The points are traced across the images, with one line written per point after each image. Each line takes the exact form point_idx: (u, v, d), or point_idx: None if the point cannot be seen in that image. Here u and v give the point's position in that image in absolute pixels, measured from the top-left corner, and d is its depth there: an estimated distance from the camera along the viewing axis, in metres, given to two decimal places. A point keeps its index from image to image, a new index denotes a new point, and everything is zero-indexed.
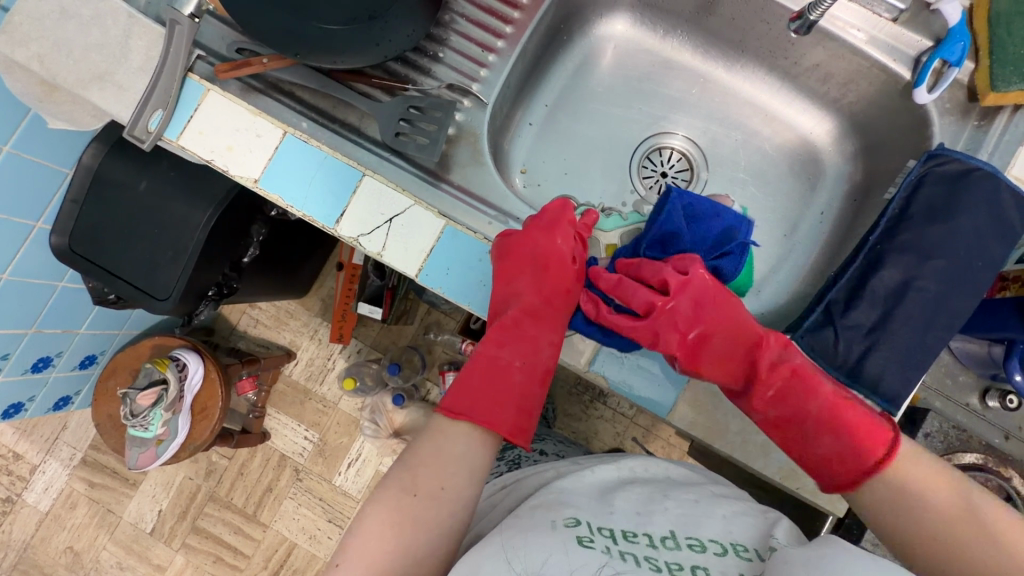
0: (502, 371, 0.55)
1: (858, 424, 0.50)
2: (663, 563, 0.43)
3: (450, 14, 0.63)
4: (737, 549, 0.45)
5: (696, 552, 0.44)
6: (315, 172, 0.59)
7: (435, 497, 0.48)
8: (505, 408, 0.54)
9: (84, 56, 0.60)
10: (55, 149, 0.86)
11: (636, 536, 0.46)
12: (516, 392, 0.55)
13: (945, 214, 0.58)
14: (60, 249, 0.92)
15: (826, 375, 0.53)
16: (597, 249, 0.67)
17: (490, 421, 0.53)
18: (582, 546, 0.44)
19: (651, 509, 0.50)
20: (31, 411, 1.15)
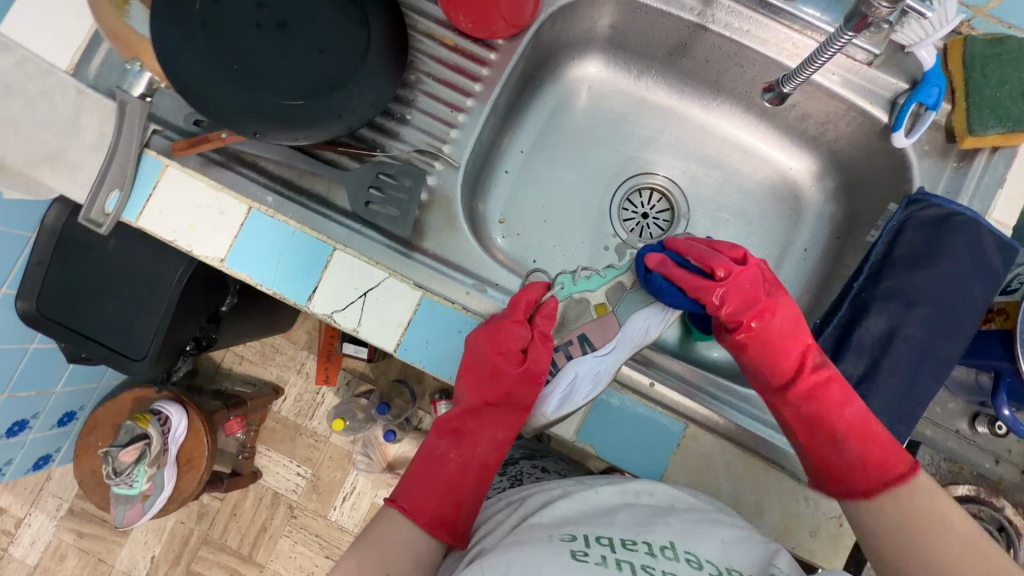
0: (438, 462, 0.57)
1: (859, 456, 0.50)
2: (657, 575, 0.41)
3: (416, 74, 0.61)
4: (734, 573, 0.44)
5: (692, 567, 0.43)
6: (283, 249, 0.57)
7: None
8: (439, 503, 0.54)
9: (33, 135, 0.56)
10: (16, 214, 0.83)
11: (636, 544, 0.45)
12: (455, 490, 0.55)
13: (928, 259, 0.57)
14: (27, 314, 0.88)
15: (809, 409, 0.53)
16: (587, 312, 0.63)
17: (414, 508, 0.54)
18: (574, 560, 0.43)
19: (652, 521, 0.48)
20: (10, 474, 1.11)
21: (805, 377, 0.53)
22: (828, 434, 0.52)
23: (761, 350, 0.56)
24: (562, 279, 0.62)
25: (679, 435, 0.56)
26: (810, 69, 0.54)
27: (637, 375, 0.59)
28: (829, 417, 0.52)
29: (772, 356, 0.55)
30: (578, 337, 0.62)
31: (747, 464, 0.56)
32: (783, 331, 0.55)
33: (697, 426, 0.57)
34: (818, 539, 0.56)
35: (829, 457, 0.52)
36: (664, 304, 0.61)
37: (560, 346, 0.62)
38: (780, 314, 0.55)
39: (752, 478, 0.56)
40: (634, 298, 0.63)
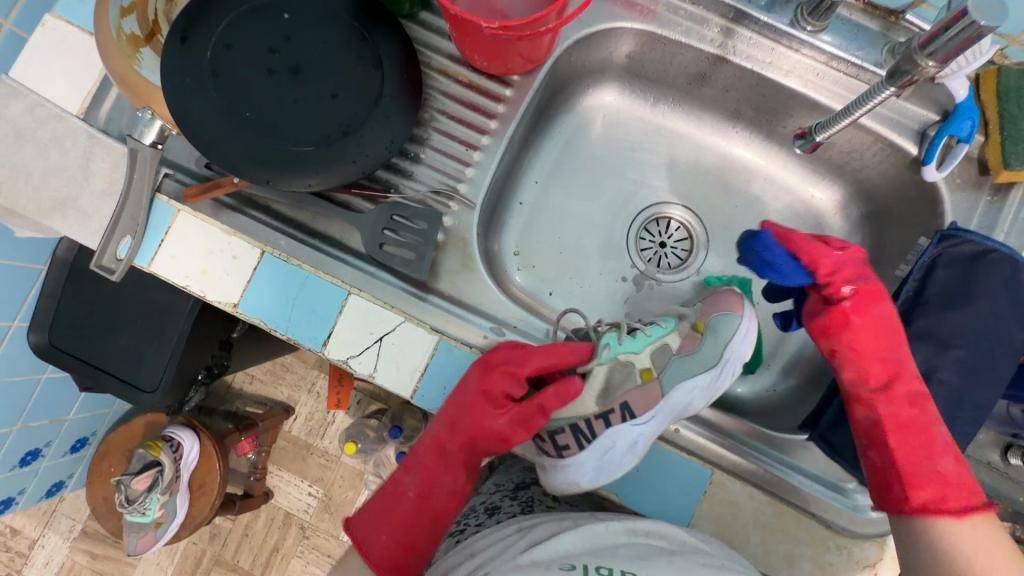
0: (398, 497, 0.56)
1: (948, 472, 0.51)
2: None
3: (429, 112, 0.60)
4: None
5: None
6: (296, 293, 0.56)
7: None
8: (392, 541, 0.53)
9: (44, 182, 0.56)
10: (27, 248, 0.83)
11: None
12: (410, 532, 0.54)
13: (963, 299, 0.55)
14: (39, 347, 0.88)
15: (911, 413, 0.53)
16: (632, 375, 0.60)
17: (366, 541, 0.53)
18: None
19: (656, 555, 0.46)
20: (23, 503, 1.11)
21: (901, 385, 0.54)
22: (927, 449, 0.52)
23: (862, 338, 0.56)
24: (609, 339, 0.60)
25: (706, 482, 0.54)
26: (849, 115, 0.53)
27: (662, 422, 0.58)
28: (928, 432, 0.53)
29: (863, 355, 0.56)
30: (621, 406, 0.59)
31: (777, 512, 0.54)
32: (875, 325, 0.56)
33: (725, 472, 0.55)
34: None
35: (913, 470, 0.52)
36: (708, 378, 0.60)
37: (601, 413, 0.59)
38: (874, 313, 0.56)
39: (782, 527, 0.54)
40: (678, 366, 0.61)
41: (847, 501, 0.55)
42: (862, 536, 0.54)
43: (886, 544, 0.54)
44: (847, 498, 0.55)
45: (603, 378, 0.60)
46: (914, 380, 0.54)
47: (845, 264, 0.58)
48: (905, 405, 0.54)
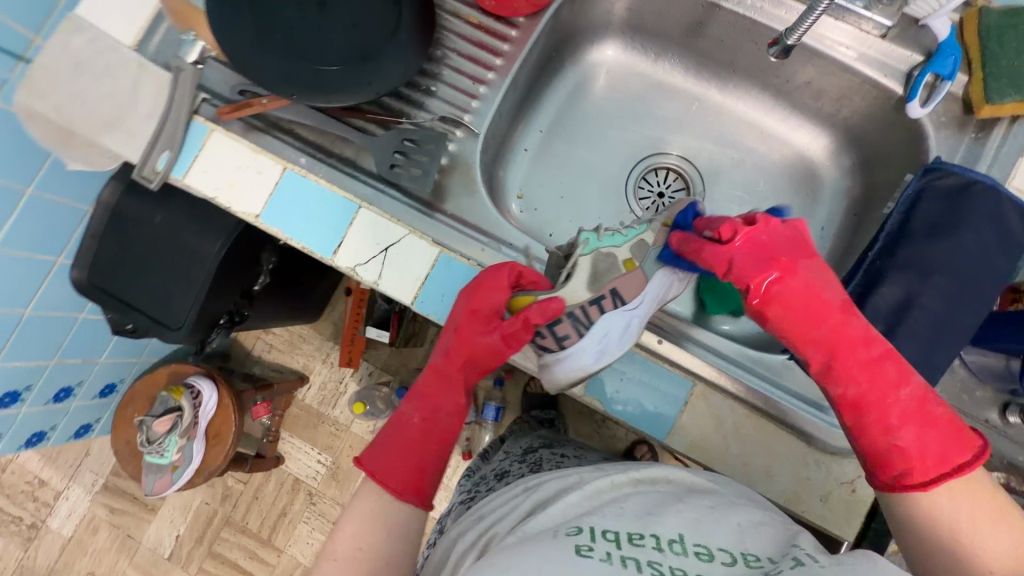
0: (406, 426, 0.54)
1: (911, 447, 0.44)
2: (667, 569, 0.39)
3: (442, 50, 0.65)
4: (749, 558, 0.41)
5: (703, 562, 0.41)
6: (311, 206, 0.61)
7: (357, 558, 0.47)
8: (409, 471, 0.51)
9: (96, 106, 0.62)
10: (75, 188, 0.90)
11: (643, 537, 0.43)
12: (419, 457, 0.52)
13: (947, 229, 0.56)
14: (80, 282, 0.96)
15: (863, 387, 0.47)
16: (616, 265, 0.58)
17: (383, 472, 0.51)
18: (580, 556, 0.40)
19: (661, 509, 0.46)
20: (53, 439, 1.18)
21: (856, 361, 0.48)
22: (884, 425, 0.46)
23: (790, 314, 0.50)
24: (586, 236, 0.58)
25: (688, 394, 0.57)
26: (812, 17, 0.53)
27: (648, 335, 0.58)
28: (888, 404, 0.46)
29: (797, 326, 0.50)
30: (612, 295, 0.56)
31: (758, 426, 0.57)
32: (796, 296, 0.50)
33: (707, 385, 0.57)
34: (830, 506, 0.55)
35: (876, 447, 0.46)
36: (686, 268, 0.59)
37: (594, 300, 0.56)
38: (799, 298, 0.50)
39: (760, 440, 0.57)
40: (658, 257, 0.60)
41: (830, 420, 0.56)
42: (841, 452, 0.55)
43: None
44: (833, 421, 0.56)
45: (590, 267, 0.57)
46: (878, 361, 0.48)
47: (743, 256, 0.51)
48: (855, 371, 0.48)
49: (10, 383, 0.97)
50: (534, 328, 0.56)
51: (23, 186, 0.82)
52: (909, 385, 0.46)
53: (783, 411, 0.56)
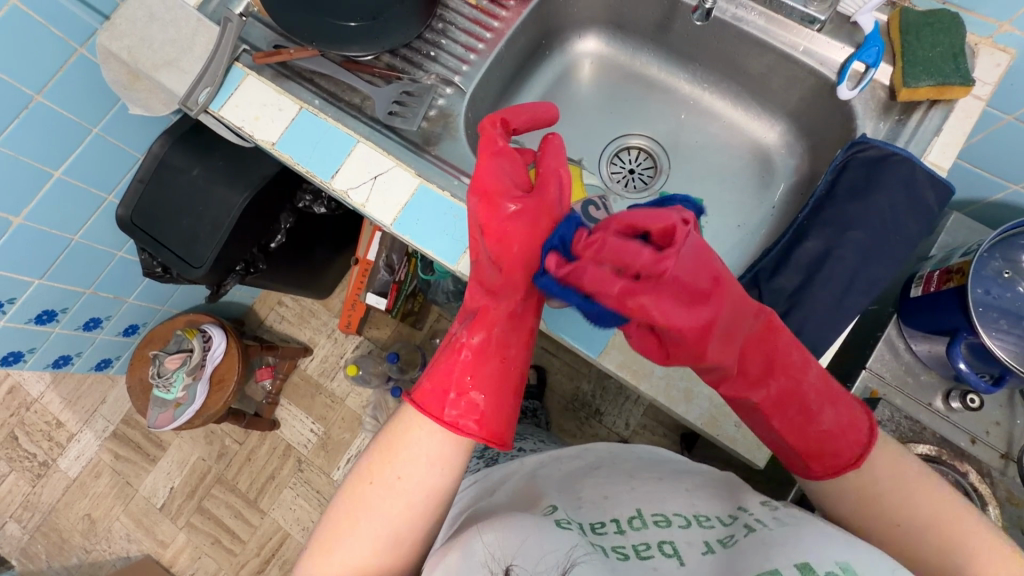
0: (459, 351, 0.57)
1: (833, 428, 0.53)
2: (631, 548, 0.51)
3: (443, 24, 0.77)
4: (700, 518, 0.54)
5: (661, 527, 0.53)
6: (319, 138, 0.72)
7: (392, 486, 0.52)
8: (457, 405, 0.54)
9: (161, 48, 0.77)
10: (132, 136, 1.05)
11: (605, 524, 0.55)
12: (471, 385, 0.55)
13: (863, 192, 0.63)
14: (122, 219, 1.09)
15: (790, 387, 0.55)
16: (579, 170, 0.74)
17: (432, 408, 0.54)
18: (560, 527, 0.51)
19: (617, 493, 0.60)
20: (76, 366, 1.32)
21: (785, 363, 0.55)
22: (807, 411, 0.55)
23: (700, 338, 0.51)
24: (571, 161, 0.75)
25: None
26: None
27: None
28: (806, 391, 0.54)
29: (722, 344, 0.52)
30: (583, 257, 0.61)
31: None
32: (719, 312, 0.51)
33: None
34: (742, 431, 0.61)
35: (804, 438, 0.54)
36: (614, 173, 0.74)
37: None
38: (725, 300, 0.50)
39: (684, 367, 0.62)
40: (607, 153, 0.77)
41: None
42: None
43: None
44: None
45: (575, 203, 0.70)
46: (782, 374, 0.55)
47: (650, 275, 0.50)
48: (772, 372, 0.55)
49: (49, 301, 1.11)
50: (560, 175, 0.59)
51: (90, 126, 0.97)
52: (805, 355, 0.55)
53: None
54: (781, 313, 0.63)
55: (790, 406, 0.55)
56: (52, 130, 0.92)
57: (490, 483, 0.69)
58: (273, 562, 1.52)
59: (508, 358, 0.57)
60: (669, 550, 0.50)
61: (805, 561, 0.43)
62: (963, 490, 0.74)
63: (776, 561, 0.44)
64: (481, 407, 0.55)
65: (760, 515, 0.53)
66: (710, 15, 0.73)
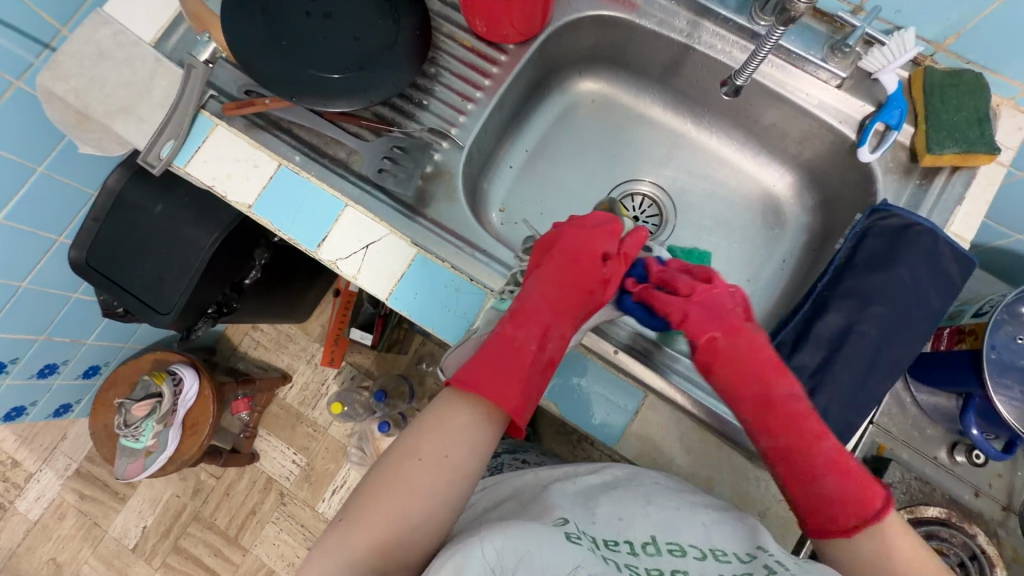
0: (517, 345, 0.54)
1: (832, 493, 0.50)
2: (643, 571, 0.45)
3: (436, 68, 0.70)
4: (716, 552, 0.48)
5: (675, 556, 0.47)
6: (302, 200, 0.65)
7: (436, 464, 0.48)
8: (508, 386, 0.52)
9: (113, 92, 0.68)
10: (82, 171, 0.95)
11: (618, 544, 0.48)
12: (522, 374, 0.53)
13: (885, 264, 0.61)
14: (76, 262, 0.98)
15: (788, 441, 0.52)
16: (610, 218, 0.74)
17: (490, 390, 0.51)
18: (571, 542, 0.45)
19: (633, 512, 0.51)
20: (32, 415, 1.22)
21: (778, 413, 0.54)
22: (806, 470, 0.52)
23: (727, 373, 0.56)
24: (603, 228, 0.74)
25: (639, 402, 0.61)
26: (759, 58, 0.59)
27: (603, 342, 0.62)
28: (808, 453, 0.52)
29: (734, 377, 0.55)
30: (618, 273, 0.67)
31: (702, 438, 0.60)
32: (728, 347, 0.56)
33: (657, 396, 0.61)
34: (766, 520, 0.58)
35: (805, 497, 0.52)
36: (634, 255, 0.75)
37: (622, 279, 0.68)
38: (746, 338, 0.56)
39: (704, 453, 0.60)
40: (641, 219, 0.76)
41: None
42: None
43: None
44: None
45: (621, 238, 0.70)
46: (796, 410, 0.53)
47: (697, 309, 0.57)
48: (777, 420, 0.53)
49: None
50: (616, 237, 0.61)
51: (34, 164, 0.86)
52: (828, 441, 0.52)
53: (726, 423, 0.59)
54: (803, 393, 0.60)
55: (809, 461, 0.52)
56: None
57: (501, 497, 0.60)
58: None
59: (545, 352, 0.56)
60: None
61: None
62: (971, 552, 0.76)
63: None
64: (523, 390, 0.52)
65: (780, 554, 0.48)
66: (739, 90, 0.69)
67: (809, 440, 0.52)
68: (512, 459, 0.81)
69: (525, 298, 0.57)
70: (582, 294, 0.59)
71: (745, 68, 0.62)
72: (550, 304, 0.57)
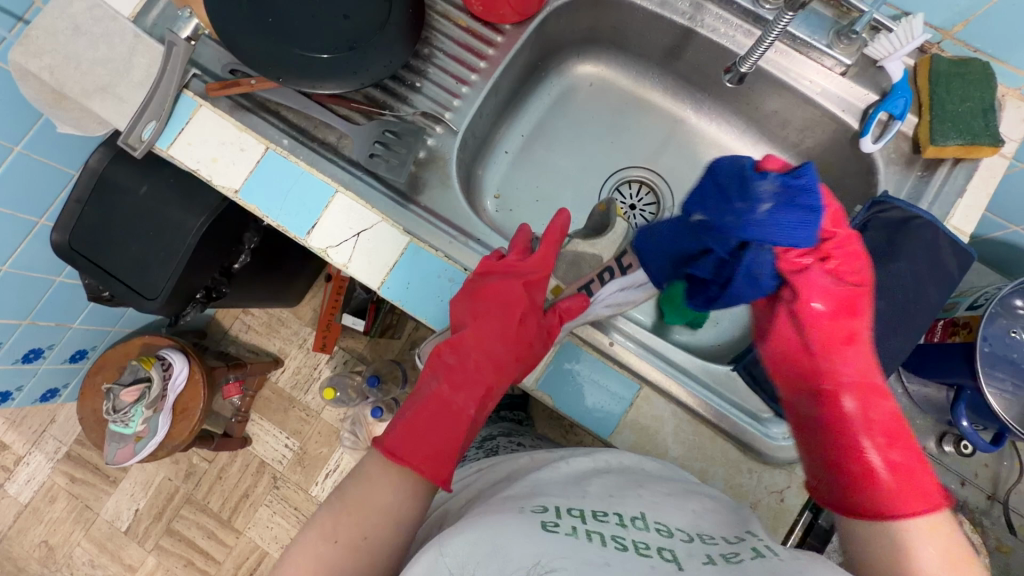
0: (448, 407, 0.54)
1: (896, 467, 0.48)
2: (630, 540, 0.44)
3: (430, 49, 0.68)
4: (703, 537, 0.47)
5: (663, 535, 0.46)
6: (291, 186, 0.63)
7: (371, 516, 0.46)
8: (432, 451, 0.51)
9: (91, 70, 0.65)
10: (62, 151, 0.91)
11: (606, 516, 0.47)
12: (449, 434, 0.53)
13: (884, 257, 0.60)
14: (58, 245, 0.95)
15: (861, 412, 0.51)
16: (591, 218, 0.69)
17: (417, 460, 0.50)
18: (546, 528, 0.44)
19: (622, 492, 0.51)
20: (19, 400, 1.20)
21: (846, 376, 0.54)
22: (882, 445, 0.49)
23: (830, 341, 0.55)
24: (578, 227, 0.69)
25: (634, 395, 0.61)
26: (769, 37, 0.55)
27: (598, 334, 0.62)
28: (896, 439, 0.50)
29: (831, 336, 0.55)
30: (599, 274, 0.64)
31: (696, 430, 0.60)
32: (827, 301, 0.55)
33: (652, 389, 0.61)
34: (758, 512, 0.58)
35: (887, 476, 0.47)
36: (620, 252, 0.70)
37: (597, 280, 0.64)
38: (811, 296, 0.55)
39: (699, 445, 0.60)
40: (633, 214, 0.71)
41: (761, 429, 0.59)
42: (772, 463, 0.59)
43: (793, 472, 0.58)
44: (770, 432, 0.59)
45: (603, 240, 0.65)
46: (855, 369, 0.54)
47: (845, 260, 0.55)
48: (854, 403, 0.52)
49: None
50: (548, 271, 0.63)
51: (11, 144, 0.83)
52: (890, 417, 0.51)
53: (720, 416, 0.59)
54: None
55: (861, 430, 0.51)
56: None
57: (496, 479, 0.59)
58: None
59: (481, 411, 0.56)
60: (668, 554, 0.43)
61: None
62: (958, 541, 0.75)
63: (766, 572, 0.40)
64: (448, 451, 0.52)
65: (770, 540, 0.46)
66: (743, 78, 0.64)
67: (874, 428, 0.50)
68: (506, 442, 0.82)
69: (461, 355, 0.58)
70: (516, 344, 0.59)
71: (749, 56, 0.59)
72: (487, 361, 0.58)
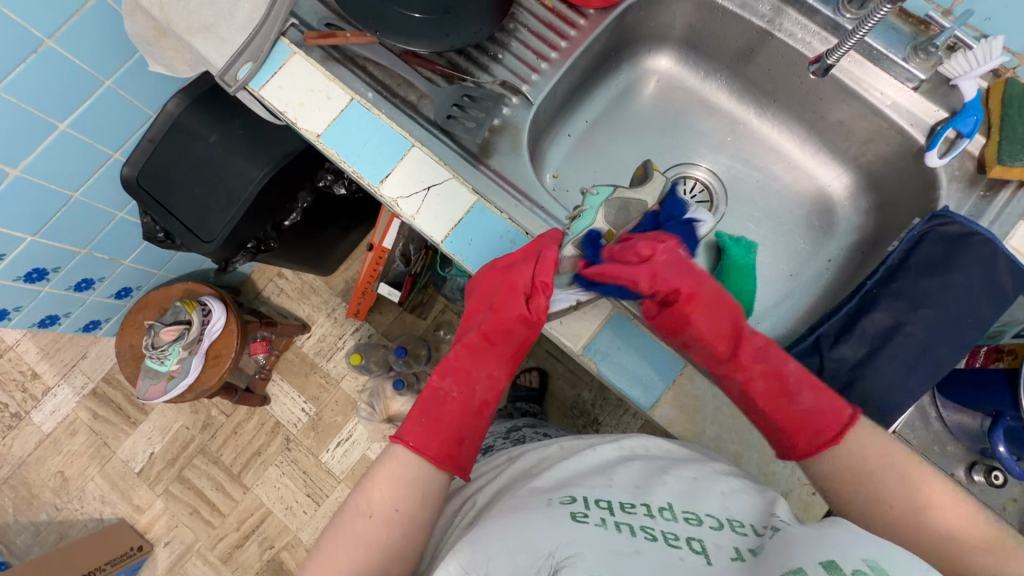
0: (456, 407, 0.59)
1: (811, 409, 0.52)
2: (659, 533, 0.44)
3: (514, 24, 0.72)
4: (734, 523, 0.46)
5: (692, 524, 0.45)
6: (370, 136, 0.66)
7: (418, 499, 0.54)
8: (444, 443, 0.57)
9: (197, 9, 0.68)
10: (145, 91, 0.96)
11: (635, 507, 0.47)
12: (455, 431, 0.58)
13: (941, 269, 0.61)
14: (128, 180, 1.01)
15: (763, 367, 0.55)
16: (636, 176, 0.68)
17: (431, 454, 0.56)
18: (576, 521, 0.45)
19: (650, 482, 0.51)
20: (64, 327, 1.28)
21: (745, 347, 0.56)
22: (785, 391, 0.54)
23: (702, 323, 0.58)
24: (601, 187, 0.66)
25: (676, 373, 0.62)
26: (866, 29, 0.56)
27: None
28: (783, 374, 0.55)
29: (708, 335, 0.58)
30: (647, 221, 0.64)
31: (735, 415, 0.61)
32: (711, 309, 0.58)
33: (696, 368, 0.62)
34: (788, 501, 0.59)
35: (779, 412, 0.54)
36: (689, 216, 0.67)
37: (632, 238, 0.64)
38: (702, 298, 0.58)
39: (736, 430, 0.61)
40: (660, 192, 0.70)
41: None
42: None
43: None
44: None
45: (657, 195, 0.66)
46: (756, 333, 0.57)
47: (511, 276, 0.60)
48: (753, 354, 0.56)
49: (39, 260, 1.04)
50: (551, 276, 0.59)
51: (102, 77, 0.88)
52: (794, 362, 0.55)
53: None
54: (840, 384, 0.60)
55: (763, 393, 0.55)
56: (60, 79, 0.82)
57: (520, 471, 0.60)
58: (252, 539, 1.48)
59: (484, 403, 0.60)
60: (696, 547, 0.43)
61: (830, 556, 0.36)
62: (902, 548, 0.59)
63: (798, 556, 0.37)
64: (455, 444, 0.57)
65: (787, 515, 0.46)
66: (829, 71, 0.65)
67: (772, 391, 0.55)
68: (533, 432, 0.84)
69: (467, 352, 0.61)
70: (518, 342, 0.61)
71: (838, 48, 0.61)
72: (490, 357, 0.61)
